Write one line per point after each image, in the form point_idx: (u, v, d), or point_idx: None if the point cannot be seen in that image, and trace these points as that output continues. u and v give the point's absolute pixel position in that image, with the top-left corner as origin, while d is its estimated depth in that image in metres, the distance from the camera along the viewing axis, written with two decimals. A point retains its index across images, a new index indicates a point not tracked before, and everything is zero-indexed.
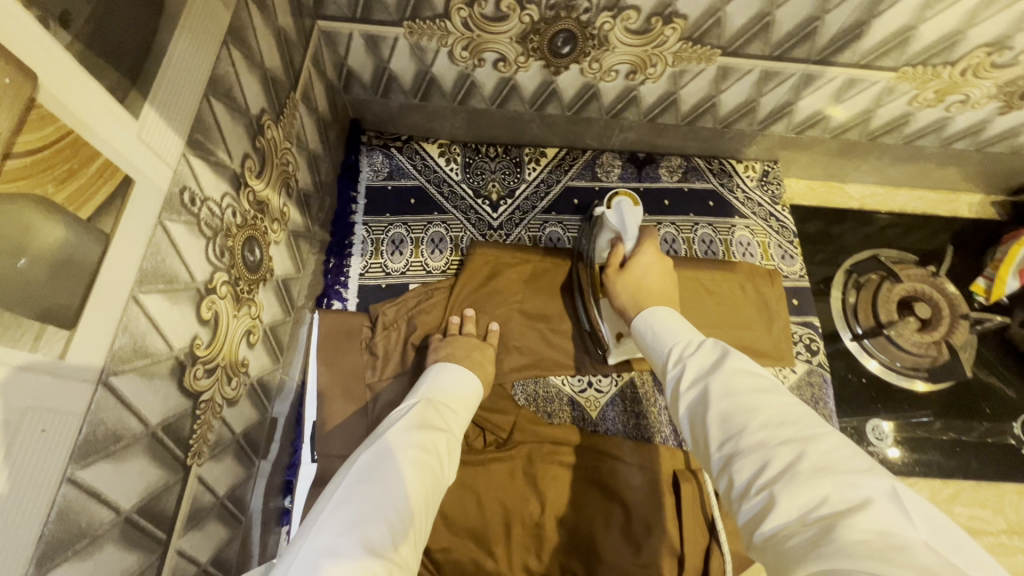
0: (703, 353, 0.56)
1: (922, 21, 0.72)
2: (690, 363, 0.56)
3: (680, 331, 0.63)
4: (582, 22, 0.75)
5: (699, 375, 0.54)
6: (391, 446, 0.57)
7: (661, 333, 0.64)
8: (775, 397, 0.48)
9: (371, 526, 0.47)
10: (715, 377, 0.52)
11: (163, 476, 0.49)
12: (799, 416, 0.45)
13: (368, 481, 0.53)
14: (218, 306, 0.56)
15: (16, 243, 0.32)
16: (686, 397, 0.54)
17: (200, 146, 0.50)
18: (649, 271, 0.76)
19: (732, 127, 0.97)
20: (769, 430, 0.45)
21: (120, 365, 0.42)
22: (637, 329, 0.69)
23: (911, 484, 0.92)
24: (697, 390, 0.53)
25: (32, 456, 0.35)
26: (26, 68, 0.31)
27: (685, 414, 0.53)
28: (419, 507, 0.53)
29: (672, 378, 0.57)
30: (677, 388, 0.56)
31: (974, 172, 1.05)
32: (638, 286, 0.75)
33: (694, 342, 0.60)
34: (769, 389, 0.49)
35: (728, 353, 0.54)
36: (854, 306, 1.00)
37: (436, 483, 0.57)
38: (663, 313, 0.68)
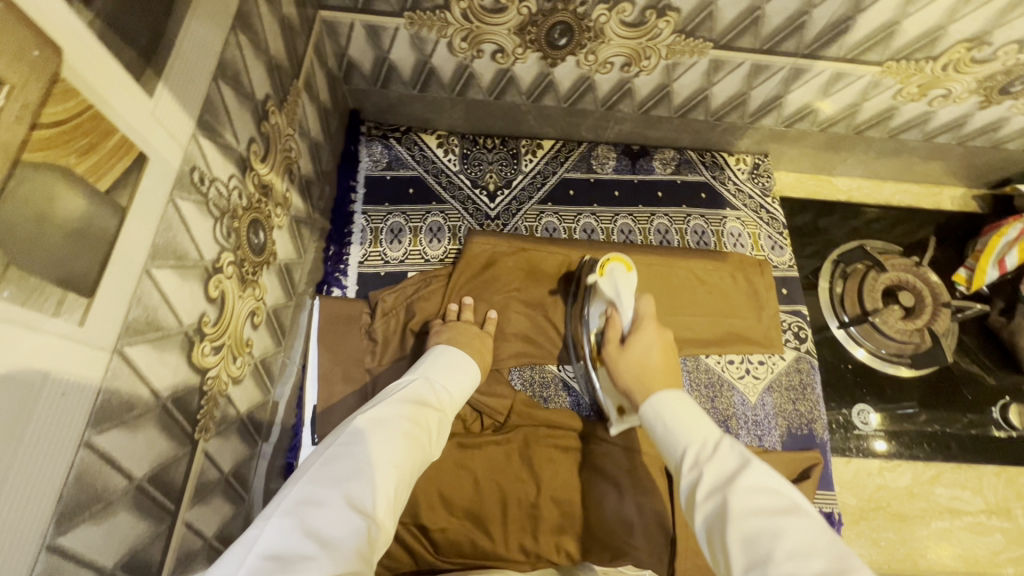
0: (721, 460, 0.54)
1: (906, 17, 0.75)
2: (707, 470, 0.53)
3: (693, 422, 0.60)
4: (579, 14, 0.77)
5: (717, 485, 0.52)
6: (386, 414, 0.59)
7: (673, 427, 0.61)
8: (798, 519, 0.46)
9: (356, 485, 0.49)
10: (736, 493, 0.49)
11: (172, 448, 0.50)
12: (827, 543, 0.44)
13: (358, 442, 0.54)
14: (225, 285, 0.57)
15: (41, 211, 0.33)
16: (703, 509, 0.51)
17: (208, 128, 0.52)
18: (651, 348, 0.77)
19: (724, 120, 0.99)
20: (797, 562, 0.43)
21: (134, 337, 0.44)
22: (646, 416, 0.65)
23: (895, 466, 0.95)
24: (715, 503, 0.50)
25: (53, 417, 0.36)
26: (51, 42, 0.32)
27: (703, 526, 0.50)
28: (404, 476, 0.55)
29: (687, 483, 0.55)
30: (693, 497, 0.53)
31: (956, 165, 1.09)
32: (641, 364, 0.75)
33: (710, 442, 0.57)
34: (793, 511, 0.47)
35: (750, 465, 0.52)
36: (841, 296, 1.03)
37: (423, 454, 0.59)
38: (674, 398, 0.64)
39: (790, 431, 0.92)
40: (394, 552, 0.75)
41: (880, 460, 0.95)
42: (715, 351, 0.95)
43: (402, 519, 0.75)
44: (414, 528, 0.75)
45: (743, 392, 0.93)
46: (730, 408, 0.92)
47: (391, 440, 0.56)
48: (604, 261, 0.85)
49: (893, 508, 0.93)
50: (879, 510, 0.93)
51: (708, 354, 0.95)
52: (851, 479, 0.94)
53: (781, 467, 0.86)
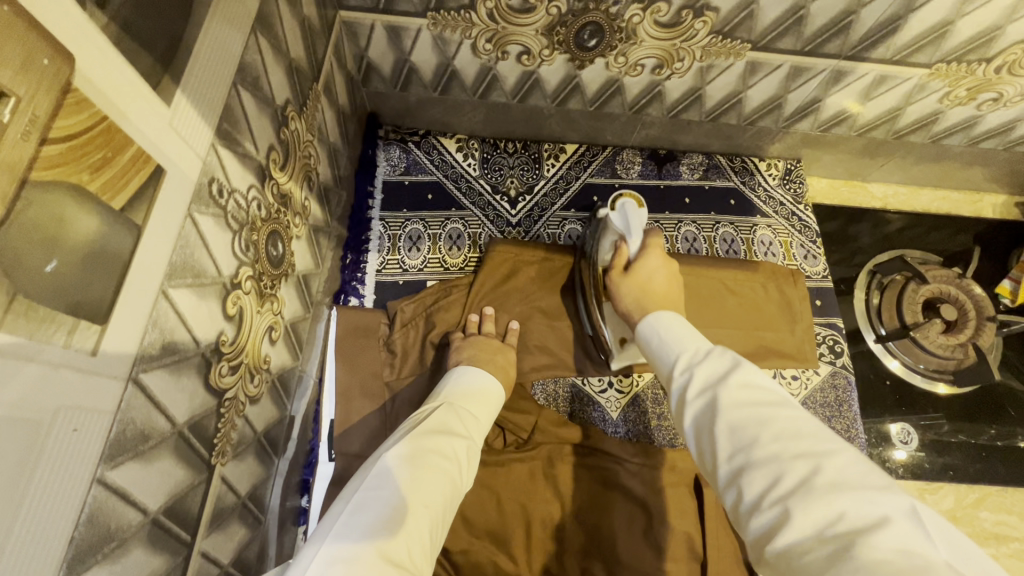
0: (712, 361, 0.50)
1: (961, 16, 0.70)
2: (697, 372, 0.49)
3: (687, 336, 0.56)
4: (611, 14, 0.74)
5: (707, 383, 0.48)
6: (412, 450, 0.56)
7: (669, 340, 0.57)
8: (787, 409, 0.43)
9: (387, 536, 0.46)
10: (726, 387, 0.46)
11: (189, 476, 0.48)
12: (814, 431, 0.41)
13: (385, 486, 0.51)
14: (243, 301, 0.55)
15: (51, 235, 0.31)
16: (692, 407, 0.48)
17: (228, 136, 0.49)
18: (655, 272, 0.72)
19: (757, 124, 0.95)
20: (784, 446, 0.40)
21: (150, 363, 0.41)
22: (643, 334, 0.61)
23: (936, 488, 0.91)
24: (705, 399, 0.47)
25: (64, 455, 0.33)
26: (64, 49, 0.29)
27: (691, 424, 0.47)
28: (436, 517, 0.51)
29: (676, 387, 0.51)
30: (682, 398, 0.49)
31: (1000, 171, 1.04)
32: (642, 288, 0.71)
33: (702, 348, 0.53)
34: (780, 400, 0.44)
35: (738, 359, 0.48)
36: (877, 308, 0.99)
37: (454, 489, 0.56)
38: (671, 319, 0.60)
39: None
40: None
41: (920, 482, 0.91)
42: None
43: None
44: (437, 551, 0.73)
45: None
46: None
47: (418, 479, 0.53)
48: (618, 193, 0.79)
49: None
50: None
51: None
52: None
53: None
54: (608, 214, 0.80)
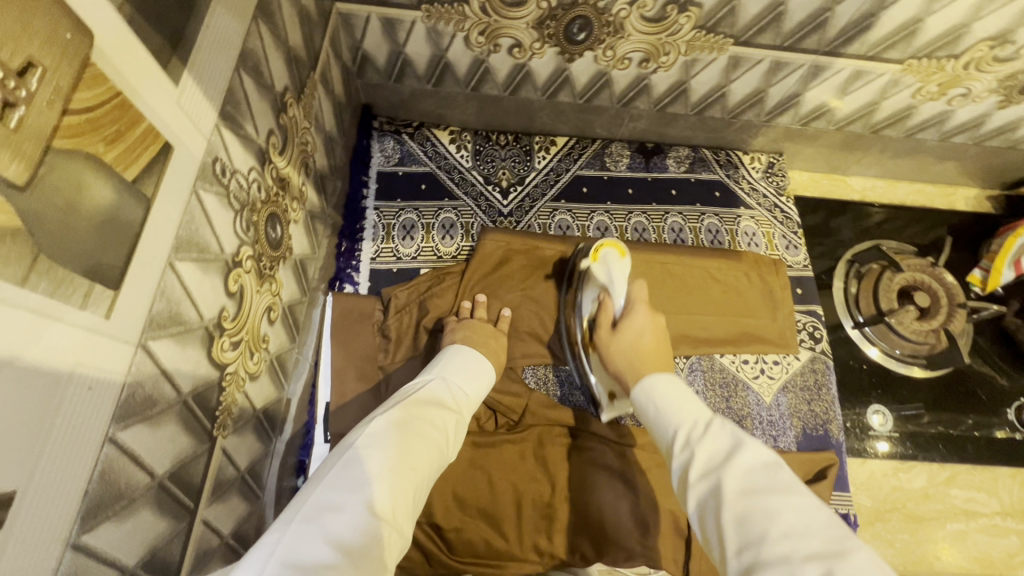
0: (713, 438, 0.51)
1: (930, 14, 0.74)
2: (699, 449, 0.50)
3: (683, 403, 0.57)
4: (599, 9, 0.77)
5: (710, 465, 0.49)
6: (405, 416, 0.58)
7: (665, 408, 0.57)
8: (795, 500, 0.43)
9: (377, 491, 0.49)
10: (732, 475, 0.46)
11: (192, 445, 0.49)
12: (823, 527, 0.41)
13: (377, 444, 0.54)
14: (244, 280, 0.57)
15: (70, 201, 0.32)
16: (696, 490, 0.48)
17: (230, 118, 0.51)
18: (644, 330, 0.75)
19: (740, 118, 0.99)
20: (794, 545, 0.40)
21: (157, 331, 0.43)
22: (637, 399, 0.62)
23: (909, 467, 0.95)
24: (709, 483, 0.47)
25: (79, 412, 0.35)
26: (84, 25, 0.31)
27: (695, 509, 0.48)
28: (423, 480, 0.54)
29: (678, 465, 0.51)
30: (684, 479, 0.50)
31: (971, 165, 1.08)
32: (635, 347, 0.74)
33: (701, 421, 0.53)
34: (787, 490, 0.44)
35: (742, 444, 0.49)
36: (855, 296, 1.03)
37: (440, 457, 0.59)
38: (666, 382, 0.60)
39: (805, 431, 0.91)
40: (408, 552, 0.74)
41: (894, 462, 0.95)
42: (731, 350, 0.94)
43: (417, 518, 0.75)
44: (428, 527, 0.75)
45: (758, 392, 0.93)
46: (746, 408, 0.92)
47: (410, 443, 0.55)
48: (597, 246, 0.85)
49: (907, 510, 0.92)
50: (894, 511, 0.92)
51: (722, 354, 0.94)
52: (866, 480, 0.94)
53: (798, 466, 0.85)
54: (592, 269, 0.84)
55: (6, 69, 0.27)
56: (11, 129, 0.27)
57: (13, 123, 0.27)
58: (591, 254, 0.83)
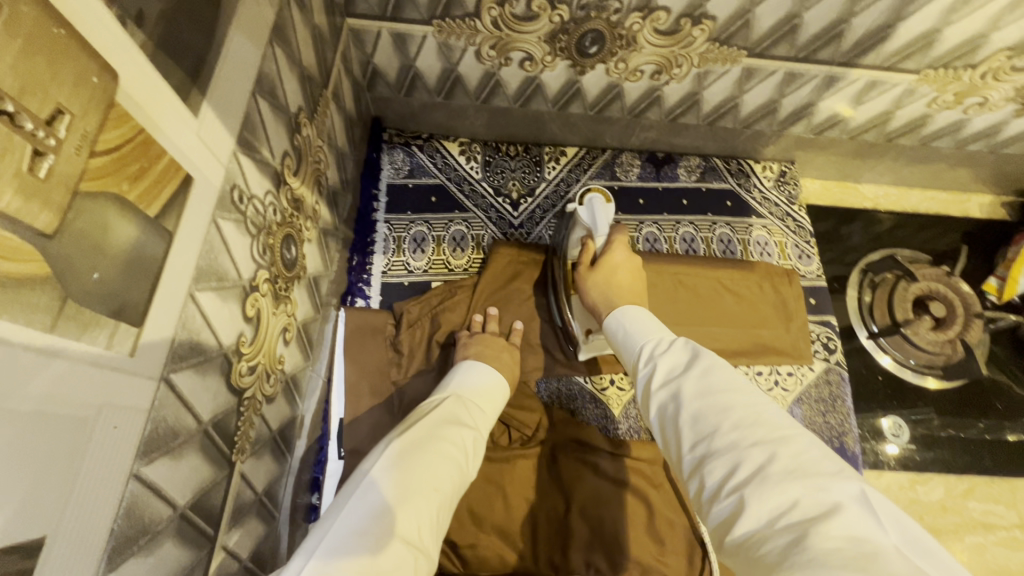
0: (675, 353, 0.52)
1: (948, 25, 0.73)
2: (661, 364, 0.52)
3: (652, 330, 0.59)
4: (612, 22, 0.76)
5: (670, 375, 0.50)
6: (422, 436, 0.58)
7: (635, 333, 0.60)
8: (747, 396, 0.44)
9: (400, 515, 0.49)
10: (689, 379, 0.48)
11: (212, 473, 0.49)
12: (771, 417, 0.42)
13: (398, 465, 0.54)
14: (260, 304, 0.56)
15: (94, 243, 0.32)
16: (656, 397, 0.50)
17: (248, 144, 0.51)
18: (621, 267, 0.75)
19: (752, 128, 0.98)
20: (742, 432, 0.41)
21: (179, 362, 0.42)
22: (611, 329, 0.64)
23: (925, 480, 0.94)
24: (668, 391, 0.49)
25: (105, 452, 0.35)
26: (110, 68, 0.31)
27: (655, 415, 0.49)
28: (444, 503, 0.54)
29: (642, 378, 0.53)
30: (647, 388, 0.52)
31: (986, 172, 1.07)
32: (608, 281, 0.74)
33: (665, 341, 0.55)
34: (739, 388, 0.45)
35: (699, 353, 0.50)
36: (870, 306, 1.02)
37: (461, 476, 0.58)
38: (635, 315, 0.62)
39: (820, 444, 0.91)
40: None
41: (911, 474, 0.94)
42: (744, 362, 0.93)
43: None
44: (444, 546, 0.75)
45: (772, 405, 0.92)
46: None
47: (430, 462, 0.55)
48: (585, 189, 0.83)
49: (925, 523, 0.92)
50: None
51: (736, 365, 0.94)
52: (882, 492, 0.93)
53: None
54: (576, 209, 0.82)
55: (34, 119, 0.26)
56: (41, 179, 0.27)
57: (42, 173, 0.27)
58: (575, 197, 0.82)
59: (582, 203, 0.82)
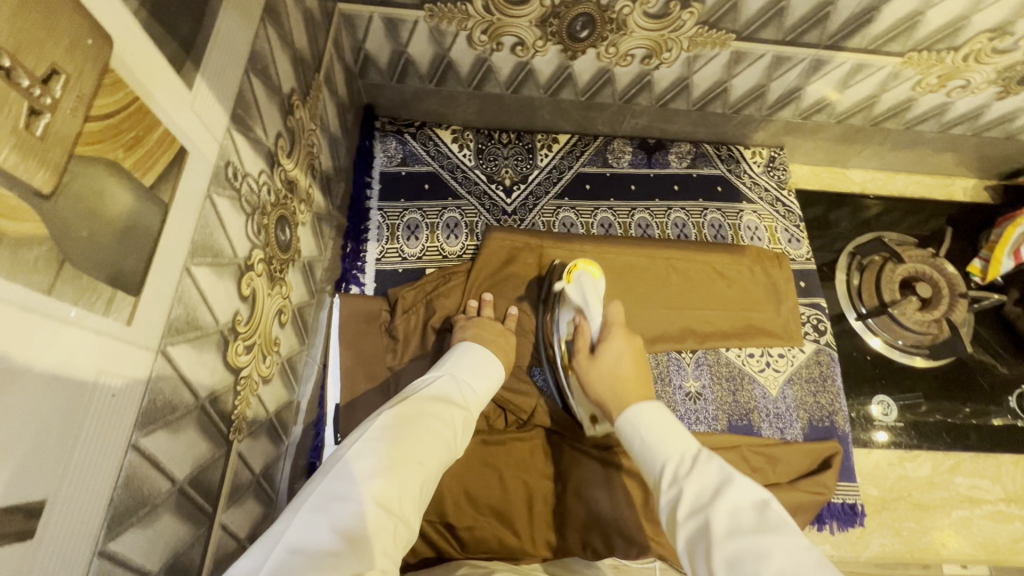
0: (700, 476, 0.52)
1: (930, 7, 0.75)
2: (686, 486, 0.52)
3: (671, 433, 0.59)
4: (602, 6, 0.77)
5: (698, 505, 0.50)
6: (412, 411, 0.58)
7: (650, 438, 0.59)
8: (783, 538, 0.44)
9: (382, 484, 0.49)
10: (719, 516, 0.48)
11: (210, 450, 0.49)
12: (810, 564, 0.42)
13: (385, 436, 0.54)
14: (256, 284, 0.56)
15: (90, 207, 0.32)
16: (685, 529, 0.49)
17: (241, 122, 0.51)
18: (623, 354, 0.75)
19: (741, 113, 0.99)
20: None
21: (176, 336, 0.42)
22: (621, 428, 0.63)
23: (914, 457, 0.96)
24: (698, 524, 0.49)
25: (103, 420, 0.35)
26: (103, 32, 0.31)
27: (684, 549, 0.49)
28: (428, 476, 0.54)
29: (667, 503, 0.53)
30: (674, 518, 0.51)
31: (969, 156, 1.09)
32: (613, 371, 0.73)
33: (688, 458, 0.55)
34: (772, 527, 0.46)
35: (728, 482, 0.50)
36: (858, 288, 1.04)
37: (447, 452, 0.58)
38: (650, 412, 0.62)
39: (811, 423, 0.92)
40: (420, 550, 0.74)
41: (900, 451, 0.96)
42: (735, 344, 0.95)
43: (427, 517, 0.74)
44: (439, 525, 0.75)
45: (764, 385, 0.93)
46: (752, 401, 0.92)
47: (416, 436, 0.55)
48: (572, 268, 0.87)
49: (914, 499, 0.93)
50: (900, 500, 0.93)
51: (728, 347, 0.95)
52: (872, 469, 0.95)
53: (800, 457, 0.87)
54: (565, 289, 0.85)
55: (31, 77, 0.26)
56: (37, 138, 0.27)
57: (39, 131, 0.27)
58: (565, 276, 0.85)
59: (570, 283, 0.85)
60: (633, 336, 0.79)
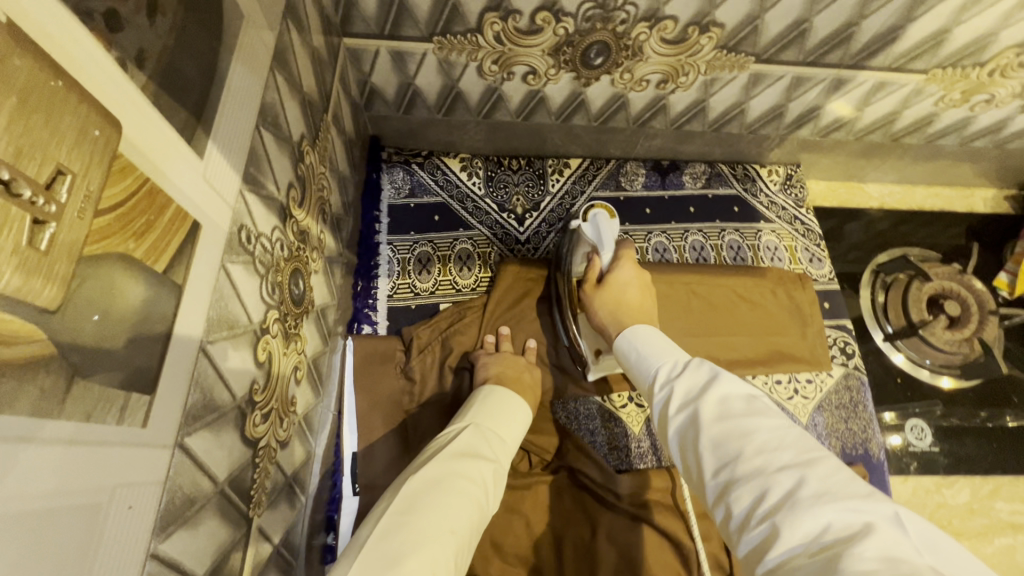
0: (691, 372, 0.50)
1: (957, 24, 0.72)
2: (677, 387, 0.49)
3: (668, 350, 0.56)
4: (618, 33, 0.74)
5: (688, 397, 0.47)
6: (437, 475, 0.55)
7: (648, 353, 0.57)
8: (772, 419, 0.42)
9: (414, 567, 0.45)
10: (707, 402, 0.45)
11: (230, 534, 0.46)
12: (797, 440, 0.40)
13: (413, 511, 0.51)
14: (271, 347, 0.53)
15: (100, 309, 0.29)
16: (673, 420, 0.47)
17: (253, 181, 0.48)
18: (630, 287, 0.74)
19: (758, 132, 0.96)
20: (768, 457, 0.39)
21: (193, 425, 0.39)
22: (621, 349, 0.62)
23: (951, 483, 0.92)
24: (686, 413, 0.46)
25: (120, 536, 0.31)
26: (111, 117, 0.28)
27: (674, 438, 0.46)
28: (462, 546, 0.51)
29: (659, 403, 0.50)
30: (665, 413, 0.49)
31: (990, 167, 1.07)
32: (619, 300, 0.73)
33: (681, 362, 0.52)
34: (761, 410, 0.43)
35: (718, 373, 0.47)
36: (883, 306, 1.01)
37: (480, 514, 0.55)
38: (646, 334, 0.61)
39: (845, 451, 0.89)
40: None
41: (937, 477, 0.93)
42: (762, 371, 0.91)
43: None
44: None
45: (794, 414, 0.90)
46: None
47: (444, 504, 0.52)
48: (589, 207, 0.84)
49: (954, 527, 0.90)
50: (940, 529, 0.90)
51: (755, 375, 0.91)
52: (909, 497, 0.91)
53: None
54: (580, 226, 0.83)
55: (33, 185, 0.23)
56: (42, 253, 0.24)
57: (43, 244, 0.24)
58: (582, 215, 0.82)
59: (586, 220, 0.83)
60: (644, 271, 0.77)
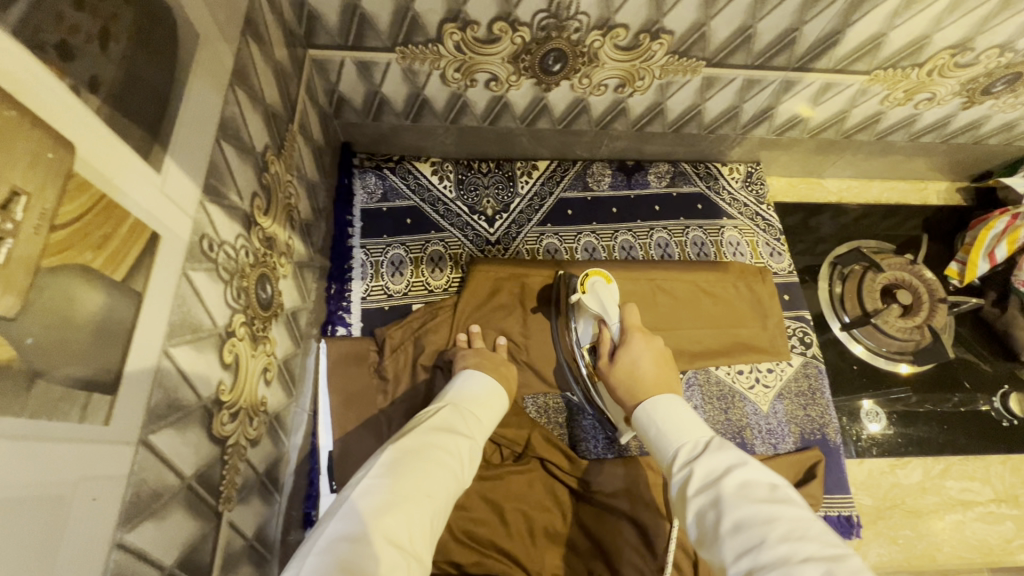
0: (712, 455, 0.53)
1: (893, 28, 0.76)
2: (698, 465, 0.53)
3: (684, 424, 0.60)
4: (573, 41, 0.77)
5: (708, 479, 0.51)
6: (416, 443, 0.59)
7: (666, 429, 0.61)
8: (793, 509, 0.46)
9: (390, 519, 0.49)
10: (729, 487, 0.49)
11: (199, 527, 0.49)
12: (819, 533, 0.44)
13: (390, 472, 0.54)
14: (238, 349, 0.56)
15: (62, 316, 0.32)
16: (694, 502, 0.50)
17: (214, 192, 0.50)
18: (642, 356, 0.72)
19: (717, 132, 1.00)
20: (791, 545, 0.42)
21: (157, 424, 0.42)
22: (640, 421, 0.64)
23: (906, 463, 0.96)
24: (707, 496, 0.49)
25: (84, 526, 0.34)
26: (64, 140, 0.31)
27: (695, 522, 0.49)
28: (437, 512, 0.54)
29: (677, 480, 0.54)
30: (684, 491, 0.52)
31: (941, 161, 1.12)
32: (632, 375, 0.70)
33: (700, 442, 0.57)
34: (781, 498, 0.47)
35: (741, 462, 0.51)
36: (840, 297, 1.06)
37: (455, 486, 0.59)
38: (663, 402, 0.64)
39: (803, 436, 0.93)
40: None
41: (891, 459, 0.96)
42: (724, 362, 0.95)
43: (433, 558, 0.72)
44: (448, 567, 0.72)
45: (755, 402, 0.94)
46: (744, 419, 0.93)
47: (423, 469, 0.56)
48: (583, 276, 0.79)
49: (907, 505, 0.94)
50: (894, 508, 0.94)
51: (718, 366, 0.95)
52: (865, 479, 0.95)
53: (786, 470, 0.87)
54: (579, 299, 0.79)
55: None
56: None
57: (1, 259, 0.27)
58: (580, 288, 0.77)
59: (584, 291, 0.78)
60: (657, 339, 0.74)
